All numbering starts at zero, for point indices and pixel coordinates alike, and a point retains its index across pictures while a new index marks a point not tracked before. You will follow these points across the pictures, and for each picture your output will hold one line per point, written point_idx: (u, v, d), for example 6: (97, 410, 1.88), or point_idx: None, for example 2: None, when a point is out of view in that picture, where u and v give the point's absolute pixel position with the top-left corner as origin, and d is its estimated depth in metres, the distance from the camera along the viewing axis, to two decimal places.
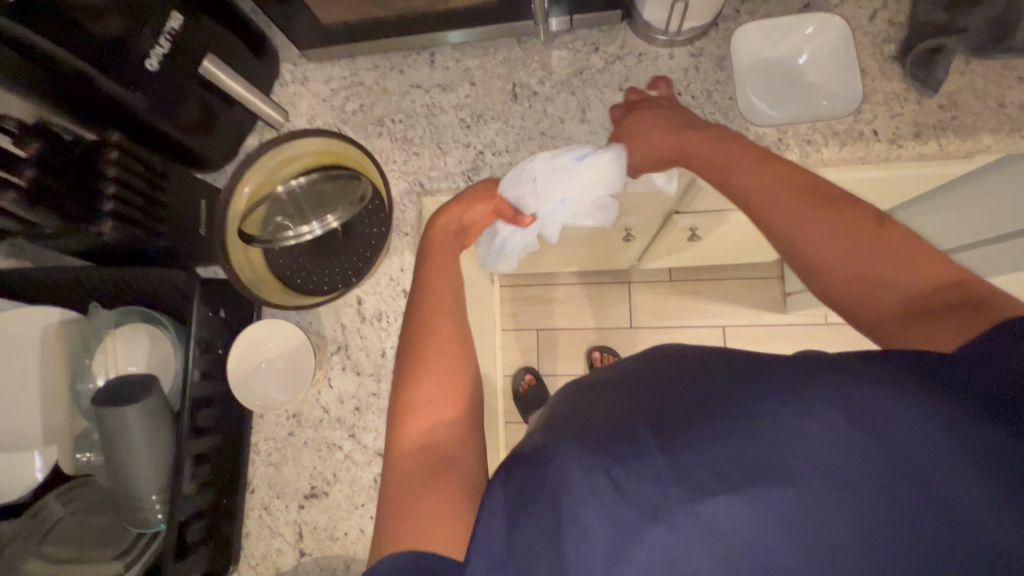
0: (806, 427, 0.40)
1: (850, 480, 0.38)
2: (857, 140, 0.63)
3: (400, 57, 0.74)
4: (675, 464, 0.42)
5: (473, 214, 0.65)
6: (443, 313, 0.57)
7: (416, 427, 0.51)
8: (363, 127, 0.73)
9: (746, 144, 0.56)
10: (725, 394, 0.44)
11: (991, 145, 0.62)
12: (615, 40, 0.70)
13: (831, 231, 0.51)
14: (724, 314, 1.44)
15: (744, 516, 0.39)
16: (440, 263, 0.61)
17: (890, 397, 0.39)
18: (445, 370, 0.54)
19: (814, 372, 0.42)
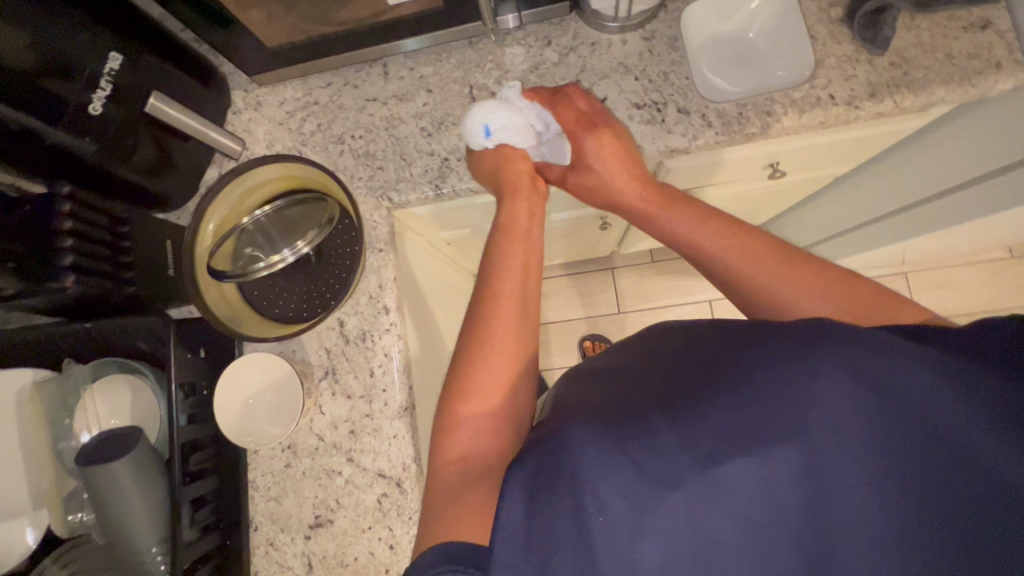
0: (813, 385, 0.39)
1: (859, 434, 0.39)
2: (815, 106, 0.64)
3: (354, 71, 0.73)
4: (684, 433, 0.42)
5: (520, 168, 0.64)
6: (498, 319, 0.55)
7: (462, 436, 0.50)
8: (324, 147, 0.72)
9: (676, 197, 0.63)
10: (731, 362, 0.44)
11: (944, 97, 0.63)
12: (566, 32, 0.69)
13: (774, 280, 0.55)
14: (709, 289, 1.45)
15: (759, 477, 0.39)
16: (512, 243, 0.60)
17: (892, 355, 0.40)
18: (494, 379, 0.53)
19: (809, 338, 0.42)
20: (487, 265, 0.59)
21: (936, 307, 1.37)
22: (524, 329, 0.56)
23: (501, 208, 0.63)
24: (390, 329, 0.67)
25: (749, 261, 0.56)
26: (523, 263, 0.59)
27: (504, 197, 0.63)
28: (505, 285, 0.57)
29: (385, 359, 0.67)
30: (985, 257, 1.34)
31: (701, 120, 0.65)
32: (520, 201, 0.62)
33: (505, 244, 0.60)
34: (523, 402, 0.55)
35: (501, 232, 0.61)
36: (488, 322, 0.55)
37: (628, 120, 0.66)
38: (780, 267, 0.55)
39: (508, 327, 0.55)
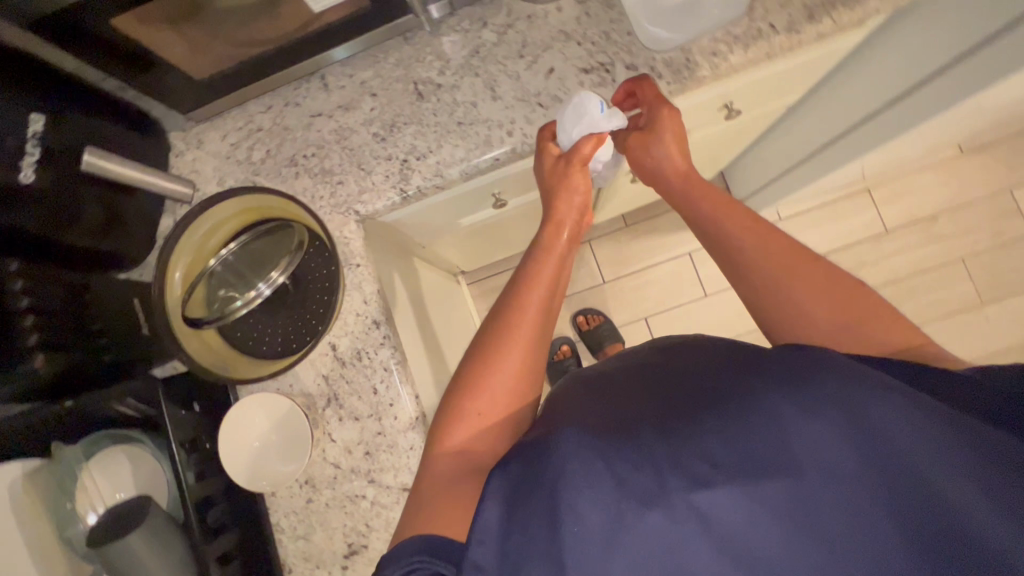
0: (802, 421, 0.43)
1: (844, 470, 0.41)
2: (758, 38, 0.64)
3: (293, 89, 0.71)
4: (672, 454, 0.44)
5: (574, 202, 0.62)
6: (523, 325, 0.54)
7: (466, 430, 0.51)
8: (277, 172, 0.69)
9: (718, 196, 0.61)
10: (732, 394, 0.47)
11: (879, 7, 0.64)
12: (500, 10, 0.68)
13: (790, 282, 0.56)
14: (688, 242, 1.46)
15: (740, 507, 0.41)
16: (546, 262, 0.59)
17: (892, 398, 0.43)
18: (508, 381, 0.52)
19: (812, 371, 0.45)
20: (518, 279, 0.58)
21: (903, 215, 1.41)
22: (545, 333, 0.55)
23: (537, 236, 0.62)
24: (385, 343, 0.66)
25: (764, 259, 0.57)
26: (552, 282, 0.57)
27: (550, 225, 0.62)
28: (533, 294, 0.56)
29: (386, 374, 0.65)
30: (941, 158, 1.37)
31: (651, 73, 0.65)
32: (562, 234, 0.61)
33: (539, 261, 0.59)
34: (528, 410, 0.55)
35: (540, 249, 0.60)
36: (508, 324, 0.54)
37: (578, 87, 0.65)
38: (790, 269, 0.56)
39: (529, 331, 0.54)
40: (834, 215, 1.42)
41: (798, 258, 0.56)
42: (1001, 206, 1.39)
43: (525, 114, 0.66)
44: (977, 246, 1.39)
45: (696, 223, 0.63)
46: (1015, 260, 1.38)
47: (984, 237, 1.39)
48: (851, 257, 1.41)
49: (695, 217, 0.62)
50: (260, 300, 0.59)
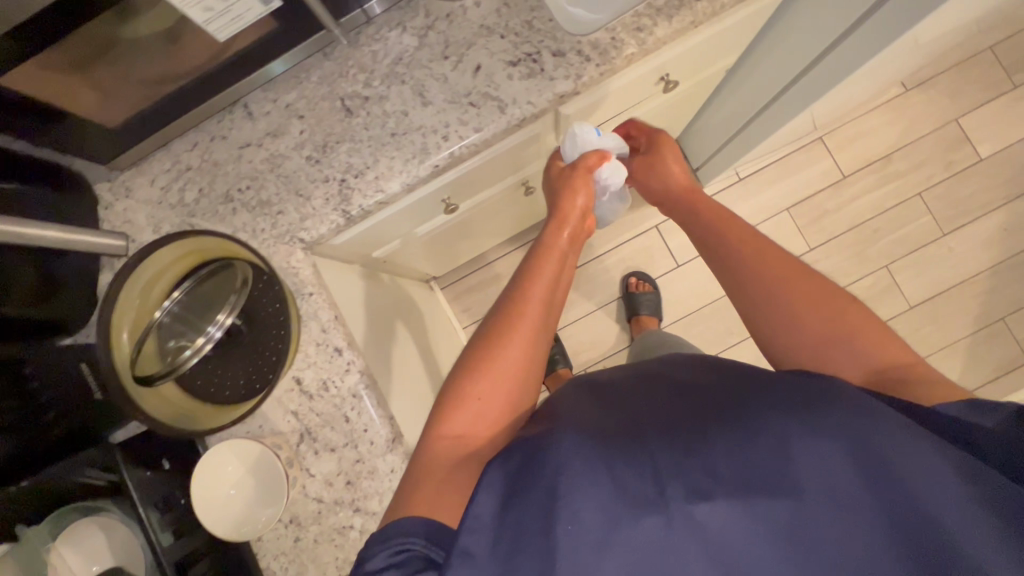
0: (811, 442, 0.44)
1: (844, 494, 0.42)
2: (681, 8, 0.63)
3: (217, 123, 0.68)
4: (677, 468, 0.44)
5: (576, 204, 0.68)
6: (527, 310, 0.55)
7: (465, 414, 0.50)
8: (214, 211, 0.66)
9: (720, 213, 0.68)
10: (743, 411, 0.48)
11: None
12: (418, 12, 0.66)
13: (781, 292, 0.58)
14: (653, 215, 1.46)
15: (735, 519, 0.42)
16: (548, 261, 0.61)
17: (907, 435, 0.43)
18: (512, 364, 0.52)
19: (826, 396, 0.46)
20: (521, 274, 0.60)
21: (857, 159, 1.42)
22: (546, 328, 0.56)
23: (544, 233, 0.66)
24: (350, 369, 0.64)
25: (760, 272, 0.60)
26: (554, 278, 0.59)
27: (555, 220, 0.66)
28: (538, 283, 0.57)
29: (356, 400, 0.64)
30: (887, 97, 1.39)
31: (579, 57, 0.63)
32: (564, 232, 0.65)
33: (541, 258, 0.61)
34: (527, 400, 0.54)
35: (541, 245, 0.64)
36: (510, 313, 0.55)
37: (508, 81, 0.64)
38: (785, 279, 0.58)
39: (531, 321, 0.54)
40: (790, 169, 1.44)
41: (796, 273, 0.58)
42: (948, 137, 1.41)
43: (459, 116, 0.64)
44: (932, 178, 1.41)
45: (698, 239, 0.68)
46: (969, 188, 1.40)
47: (938, 168, 1.41)
48: (812, 208, 1.42)
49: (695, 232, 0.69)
50: (210, 347, 0.58)
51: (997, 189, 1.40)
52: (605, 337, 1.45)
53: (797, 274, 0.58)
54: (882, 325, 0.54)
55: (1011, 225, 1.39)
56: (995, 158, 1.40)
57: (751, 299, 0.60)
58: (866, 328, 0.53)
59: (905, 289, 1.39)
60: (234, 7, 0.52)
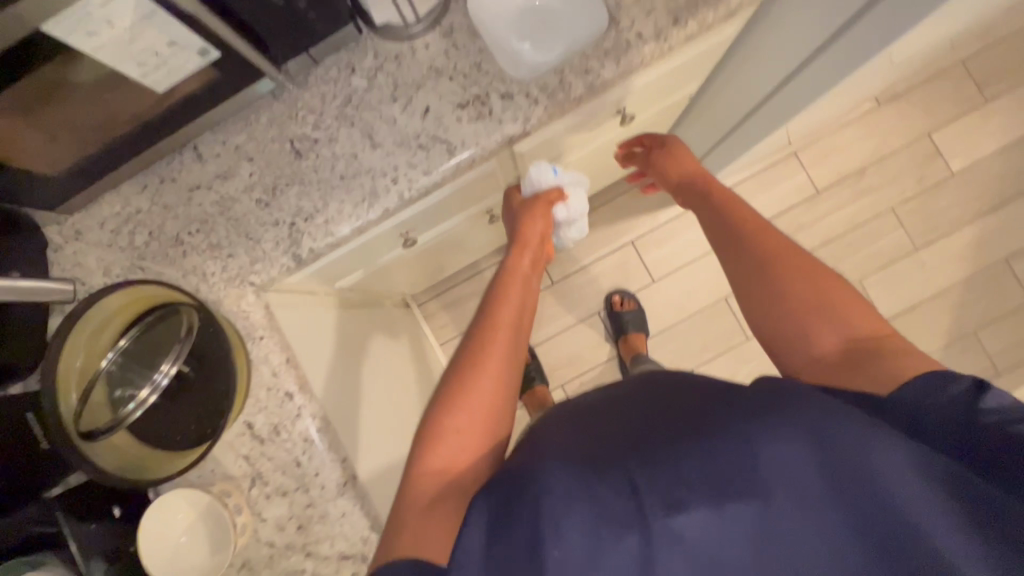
0: (773, 444, 0.44)
1: (812, 494, 0.43)
2: (628, 50, 0.62)
3: (166, 165, 0.67)
4: (653, 480, 0.45)
5: (536, 230, 0.74)
6: (495, 336, 0.58)
7: (449, 445, 0.52)
8: (164, 254, 0.66)
9: (725, 197, 0.71)
10: (706, 418, 0.48)
11: (743, 2, 0.63)
12: (366, 54, 0.65)
13: (766, 257, 0.60)
14: (628, 231, 1.46)
15: (713, 528, 0.43)
16: (512, 287, 0.65)
17: (867, 429, 0.44)
18: (486, 390, 0.55)
19: (785, 398, 0.47)
20: (487, 302, 0.64)
21: (832, 173, 1.43)
22: (516, 351, 0.59)
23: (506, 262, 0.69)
24: (302, 413, 0.64)
25: (752, 241, 0.63)
26: (519, 303, 0.63)
27: (516, 248, 0.71)
28: (504, 310, 0.61)
29: (307, 444, 0.64)
30: (860, 112, 1.39)
31: (527, 99, 0.63)
32: (526, 257, 0.70)
33: (505, 285, 0.65)
34: (506, 421, 0.56)
35: (505, 273, 0.67)
36: (481, 341, 0.58)
37: (456, 124, 0.64)
38: (773, 250, 0.60)
39: (502, 347, 0.58)
40: (766, 183, 1.44)
41: (783, 247, 0.61)
42: (922, 151, 1.41)
43: (408, 159, 0.64)
44: (905, 193, 1.41)
45: (707, 213, 0.71)
46: (942, 202, 1.41)
47: (910, 183, 1.41)
48: (787, 222, 1.43)
49: (702, 214, 0.72)
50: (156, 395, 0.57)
51: (969, 203, 1.41)
52: (582, 353, 1.46)
53: (785, 246, 0.61)
54: (858, 299, 0.55)
55: (983, 239, 1.40)
56: (967, 172, 1.41)
57: (738, 262, 0.62)
58: (844, 301, 0.55)
59: (879, 303, 1.40)
60: (169, 62, 0.52)
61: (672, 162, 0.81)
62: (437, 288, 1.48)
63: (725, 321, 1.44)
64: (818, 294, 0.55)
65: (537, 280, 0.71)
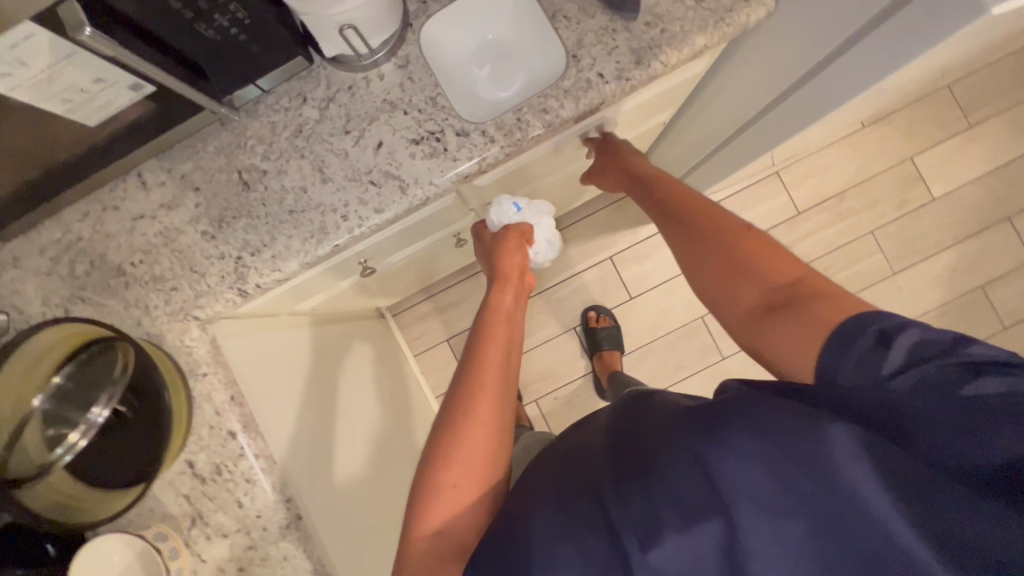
0: (727, 460, 0.44)
1: (776, 502, 0.43)
2: (588, 90, 0.60)
3: (109, 192, 0.65)
4: (623, 513, 0.46)
5: (514, 262, 0.70)
6: (483, 394, 0.54)
7: (440, 511, 0.50)
8: (106, 284, 0.64)
9: (668, 185, 0.69)
10: (665, 440, 0.48)
11: (708, 44, 0.61)
12: (318, 83, 0.63)
13: (685, 230, 0.61)
14: (607, 247, 1.45)
15: (685, 553, 0.44)
16: (497, 326, 0.60)
17: (814, 430, 0.43)
18: (480, 447, 0.52)
19: (731, 409, 0.46)
20: (472, 343, 0.59)
21: (813, 194, 1.41)
22: (507, 397, 0.55)
23: (489, 298, 0.65)
24: (245, 453, 0.63)
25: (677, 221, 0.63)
26: (506, 343, 0.59)
27: (497, 284, 0.66)
28: (490, 355, 0.57)
29: (250, 484, 0.63)
30: (845, 135, 1.37)
31: (482, 137, 0.61)
32: (509, 291, 0.65)
33: (490, 322, 0.61)
34: (502, 470, 0.54)
35: (489, 309, 0.63)
36: (470, 390, 0.54)
37: (410, 160, 0.62)
38: (692, 222, 0.61)
39: (493, 397, 0.54)
40: (747, 203, 1.42)
41: (704, 216, 0.61)
42: (903, 175, 1.40)
43: (358, 195, 0.62)
44: (884, 217, 1.41)
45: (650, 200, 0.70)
46: (921, 227, 1.40)
47: (890, 207, 1.41)
48: None
49: (645, 201, 0.71)
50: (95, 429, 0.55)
51: (948, 229, 1.40)
52: (556, 368, 1.45)
53: (705, 214, 0.61)
54: (770, 248, 0.54)
55: (960, 266, 1.39)
56: (947, 198, 1.40)
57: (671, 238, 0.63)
58: (756, 255, 0.54)
59: None
60: (99, 97, 0.50)
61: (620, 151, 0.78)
62: (432, 289, 1.43)
63: (700, 341, 1.44)
64: (729, 257, 0.55)
65: (524, 312, 0.66)
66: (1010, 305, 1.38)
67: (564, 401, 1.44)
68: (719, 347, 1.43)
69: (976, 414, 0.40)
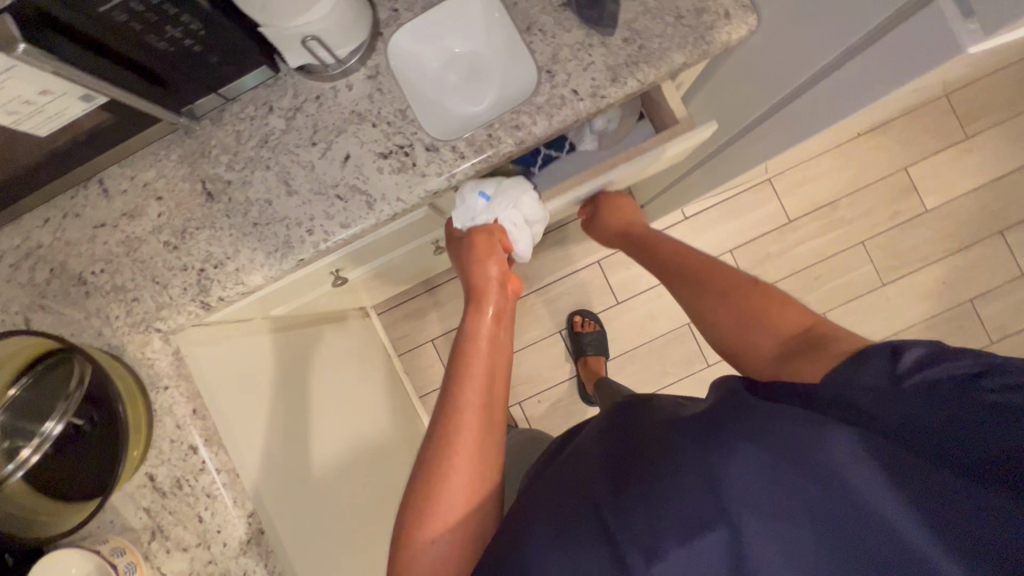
0: (728, 465, 0.43)
1: (780, 506, 0.42)
2: (562, 106, 0.59)
3: (71, 198, 0.63)
4: (625, 522, 0.44)
5: (489, 273, 0.67)
6: (460, 432, 0.52)
7: (426, 555, 0.49)
8: (67, 294, 0.62)
9: (666, 242, 0.76)
10: (656, 448, 0.47)
11: (688, 62, 0.59)
12: (285, 92, 0.61)
13: (690, 282, 0.66)
14: (595, 251, 1.43)
15: (689, 562, 0.42)
16: (475, 351, 0.58)
17: (812, 434, 0.43)
18: (459, 489, 0.50)
19: (725, 417, 0.46)
20: (449, 374, 0.58)
21: (805, 203, 1.40)
22: (488, 431, 0.53)
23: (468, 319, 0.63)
24: (206, 467, 0.62)
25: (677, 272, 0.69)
26: (484, 371, 0.57)
27: (473, 304, 0.64)
28: (467, 388, 0.55)
29: (210, 500, 0.62)
30: (841, 142, 1.35)
31: (452, 152, 0.59)
32: (488, 312, 0.63)
33: (468, 348, 0.59)
34: (489, 509, 0.52)
35: (467, 335, 0.61)
36: (447, 431, 0.52)
37: (377, 174, 0.60)
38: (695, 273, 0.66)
39: (471, 435, 0.52)
40: (739, 209, 1.40)
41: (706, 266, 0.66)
42: (897, 186, 1.39)
43: (325, 209, 0.60)
44: (876, 227, 1.39)
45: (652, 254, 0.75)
46: (912, 239, 1.39)
47: (883, 217, 1.39)
48: (756, 250, 1.40)
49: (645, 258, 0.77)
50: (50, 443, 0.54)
51: (939, 241, 1.39)
52: (541, 371, 1.44)
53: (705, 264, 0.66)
54: (774, 298, 0.57)
55: (950, 279, 1.38)
56: (940, 210, 1.39)
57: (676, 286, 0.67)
58: (761, 306, 0.57)
59: None
60: (48, 108, 0.48)
61: (623, 209, 0.87)
62: (430, 283, 1.39)
63: (686, 347, 1.43)
64: (734, 310, 0.58)
65: (507, 332, 0.64)
66: (997, 320, 1.37)
67: (547, 404, 1.43)
68: (705, 354, 1.43)
69: (978, 413, 0.40)
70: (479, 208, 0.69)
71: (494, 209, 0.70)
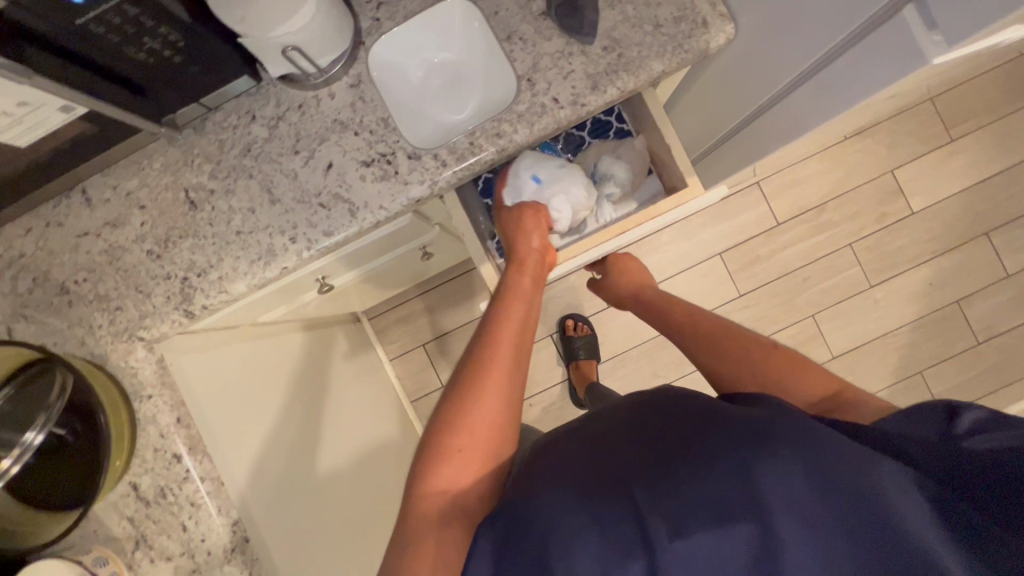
0: (772, 468, 0.44)
1: (813, 512, 0.43)
2: (542, 115, 0.59)
3: (53, 208, 0.63)
4: (655, 503, 0.45)
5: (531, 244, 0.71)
6: (495, 365, 0.56)
7: (448, 472, 0.51)
8: (49, 303, 0.62)
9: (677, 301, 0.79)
10: (697, 440, 0.49)
11: (666, 70, 0.59)
12: (267, 101, 0.61)
13: (702, 340, 0.69)
14: None
15: (711, 548, 0.43)
16: (512, 304, 0.64)
17: (854, 454, 0.45)
18: (489, 415, 0.53)
19: (778, 425, 0.47)
20: (486, 321, 0.62)
21: (793, 206, 1.41)
22: (519, 372, 0.58)
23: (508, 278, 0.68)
24: (190, 476, 0.62)
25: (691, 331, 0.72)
26: (521, 324, 0.62)
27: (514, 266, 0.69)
28: (502, 331, 0.60)
29: (194, 509, 0.62)
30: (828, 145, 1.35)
31: (434, 161, 0.60)
32: (524, 275, 0.68)
33: (507, 305, 0.64)
34: (508, 452, 0.55)
35: (502, 294, 0.66)
36: (484, 362, 0.57)
37: (360, 182, 0.60)
38: (709, 333, 0.70)
39: (504, 373, 0.56)
40: (728, 212, 1.41)
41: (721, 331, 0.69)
42: (884, 189, 1.40)
43: (308, 216, 0.61)
44: (864, 230, 1.40)
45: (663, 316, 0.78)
46: (899, 241, 1.40)
47: (870, 220, 1.40)
48: (745, 253, 1.41)
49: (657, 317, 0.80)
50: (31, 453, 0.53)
51: (926, 243, 1.40)
52: (532, 375, 1.44)
53: (718, 326, 0.70)
54: (796, 359, 0.61)
55: (936, 281, 1.39)
56: (926, 212, 1.40)
57: (690, 345, 0.71)
58: (785, 367, 0.60)
59: (829, 339, 1.40)
60: (25, 119, 0.48)
61: (631, 268, 0.90)
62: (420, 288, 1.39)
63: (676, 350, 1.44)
64: (759, 367, 0.61)
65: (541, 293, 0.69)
66: (984, 320, 1.38)
67: (539, 408, 1.43)
68: None
69: None
70: (528, 187, 0.74)
71: (542, 190, 0.74)
